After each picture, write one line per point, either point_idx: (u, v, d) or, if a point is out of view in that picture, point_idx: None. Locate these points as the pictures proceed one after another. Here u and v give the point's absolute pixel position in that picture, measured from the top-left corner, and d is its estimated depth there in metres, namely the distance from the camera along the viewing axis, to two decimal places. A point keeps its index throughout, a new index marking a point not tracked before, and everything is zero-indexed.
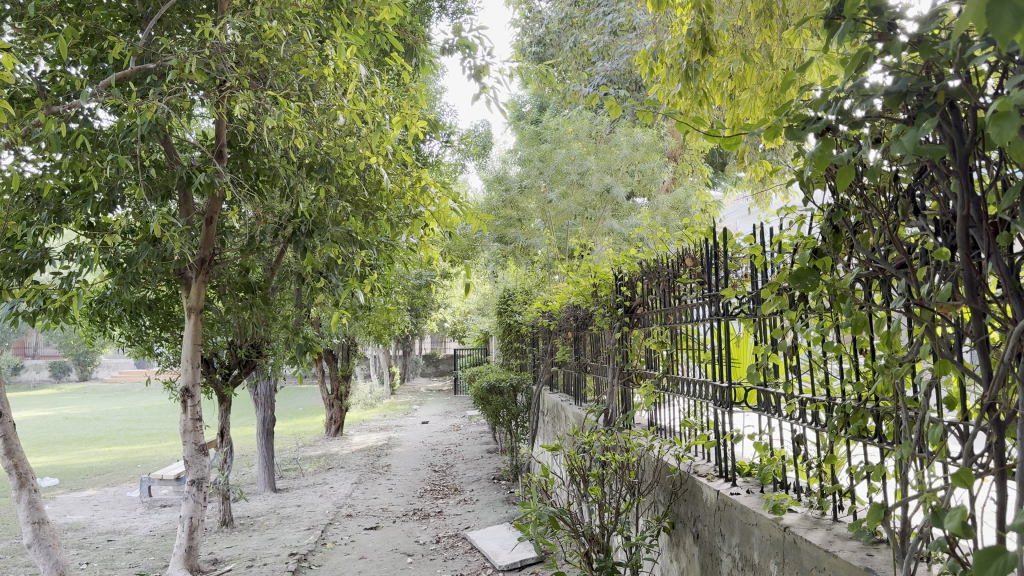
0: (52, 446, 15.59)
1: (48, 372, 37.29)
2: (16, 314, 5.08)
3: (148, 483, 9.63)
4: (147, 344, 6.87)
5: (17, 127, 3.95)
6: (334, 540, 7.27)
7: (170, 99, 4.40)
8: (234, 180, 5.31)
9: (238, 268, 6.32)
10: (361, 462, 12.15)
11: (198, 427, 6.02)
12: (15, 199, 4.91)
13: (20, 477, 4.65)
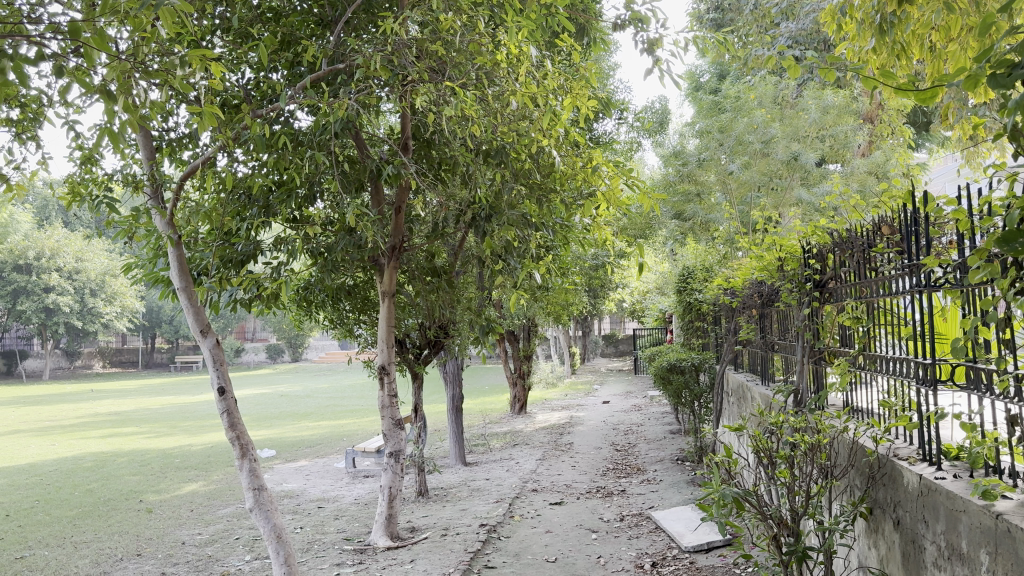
0: (270, 421, 17.24)
1: (263, 355, 41.42)
2: (236, 301, 5.70)
3: (352, 454, 10.44)
4: (347, 327, 7.42)
5: (228, 132, 4.40)
6: (522, 513, 7.51)
7: (358, 97, 4.72)
8: (418, 171, 5.59)
9: (425, 254, 6.68)
10: (544, 440, 12.43)
11: (394, 403, 6.42)
12: (230, 197, 5.49)
13: (242, 447, 5.20)
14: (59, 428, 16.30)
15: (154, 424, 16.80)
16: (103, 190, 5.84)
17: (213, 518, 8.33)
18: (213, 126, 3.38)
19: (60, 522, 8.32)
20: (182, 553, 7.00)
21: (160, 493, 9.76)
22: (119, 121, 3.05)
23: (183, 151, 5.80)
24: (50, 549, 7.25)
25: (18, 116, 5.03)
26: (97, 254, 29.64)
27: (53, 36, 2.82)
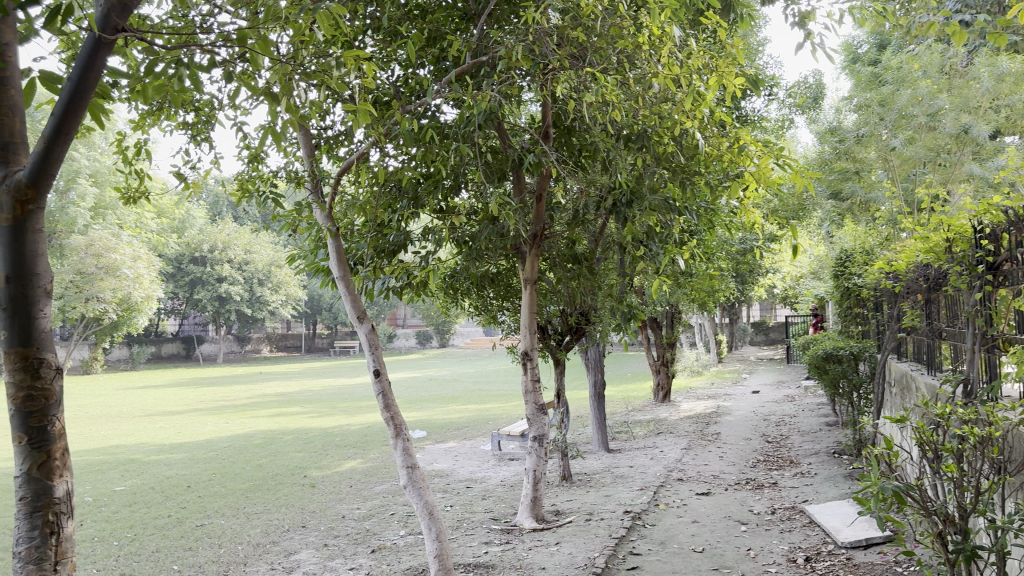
0: (420, 403, 17.96)
1: (413, 341, 43.12)
2: (388, 289, 6.00)
3: (497, 438, 10.70)
4: (492, 314, 7.60)
5: (380, 127, 4.62)
6: (667, 502, 7.43)
7: (501, 88, 4.81)
8: (559, 158, 5.64)
9: (566, 241, 6.72)
10: (690, 429, 12.21)
11: (537, 388, 6.53)
12: (382, 190, 5.76)
13: (395, 427, 5.47)
14: (233, 407, 17.74)
15: (315, 405, 17.93)
16: (268, 187, 6.29)
17: (370, 494, 8.82)
18: (366, 122, 3.56)
19: (235, 493, 9.08)
20: (342, 527, 7.46)
21: (321, 469, 10.43)
22: (282, 120, 3.28)
23: (339, 148, 6.14)
24: (227, 518, 7.94)
25: (195, 120, 5.50)
26: (263, 246, 31.86)
27: (224, 45, 3.06)
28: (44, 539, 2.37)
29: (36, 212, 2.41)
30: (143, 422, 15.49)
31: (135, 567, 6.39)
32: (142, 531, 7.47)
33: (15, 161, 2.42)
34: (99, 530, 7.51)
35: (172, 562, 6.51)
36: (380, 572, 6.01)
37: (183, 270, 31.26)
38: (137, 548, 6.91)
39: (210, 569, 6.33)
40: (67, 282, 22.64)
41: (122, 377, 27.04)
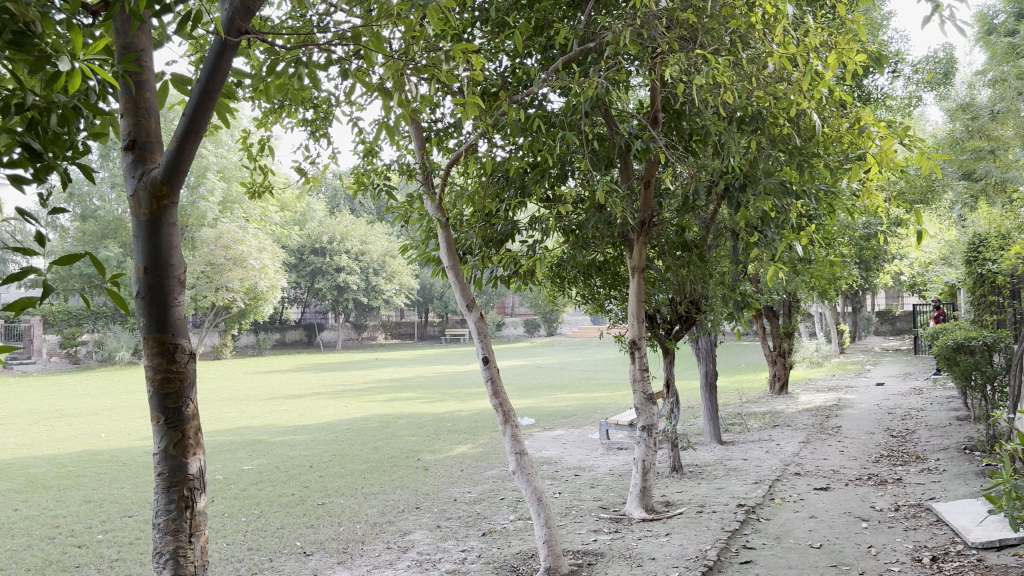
0: (529, 391, 18.12)
1: (522, 329, 43.47)
2: (496, 278, 6.09)
3: (606, 427, 10.67)
4: (599, 302, 7.58)
5: (488, 118, 4.68)
6: (783, 496, 7.19)
7: (609, 74, 4.76)
8: (668, 144, 5.54)
9: (675, 228, 6.60)
10: (807, 422, 11.77)
11: (647, 377, 6.46)
12: (490, 180, 5.83)
13: (504, 414, 5.55)
14: (350, 392, 18.47)
15: (427, 391, 18.42)
16: (382, 179, 6.49)
17: (480, 479, 9.00)
18: (475, 114, 3.62)
19: (353, 474, 9.47)
20: (454, 509, 7.65)
21: (434, 453, 10.72)
22: (394, 115, 3.37)
23: (449, 140, 6.26)
24: (346, 498, 8.29)
25: (313, 117, 5.74)
26: (378, 236, 32.93)
27: (339, 43, 3.18)
28: (179, 513, 2.59)
29: (170, 206, 2.57)
30: (269, 405, 16.36)
31: (262, 541, 6.77)
32: (268, 508, 7.91)
33: (151, 160, 2.59)
34: (230, 506, 8.01)
35: (296, 538, 6.86)
36: (491, 556, 6.13)
37: (304, 260, 32.75)
38: (264, 523, 7.33)
39: (331, 546, 6.63)
40: (200, 273, 24.19)
41: (249, 362, 28.67)
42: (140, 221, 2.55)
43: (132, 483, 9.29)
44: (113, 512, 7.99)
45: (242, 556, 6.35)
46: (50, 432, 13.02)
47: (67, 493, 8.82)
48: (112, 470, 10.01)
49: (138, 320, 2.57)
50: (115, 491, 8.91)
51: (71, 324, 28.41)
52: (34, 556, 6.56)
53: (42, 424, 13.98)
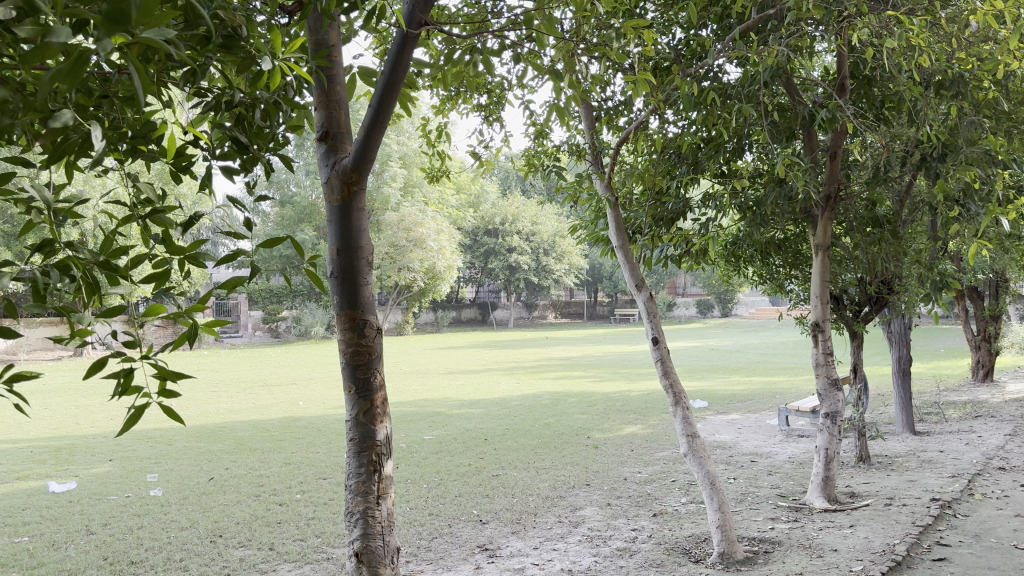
0: (702, 374, 17.72)
1: (695, 309, 42.46)
2: (667, 257, 6.02)
3: (785, 412, 10.22)
4: (779, 283, 7.29)
5: (660, 94, 4.60)
6: (985, 492, 6.59)
7: (790, 41, 4.53)
8: (856, 113, 5.20)
9: (864, 203, 6.17)
10: (1017, 414, 10.66)
11: (830, 361, 6.13)
12: (662, 158, 5.74)
13: (675, 395, 5.49)
14: (523, 370, 18.93)
15: (598, 371, 18.50)
16: (553, 160, 6.57)
17: (651, 460, 8.95)
18: (646, 90, 3.57)
19: (526, 448, 9.73)
20: (625, 489, 7.68)
21: (604, 432, 10.78)
22: (565, 95, 3.41)
23: (620, 118, 6.22)
24: (519, 471, 8.54)
25: (487, 102, 5.91)
26: (549, 217, 33.32)
27: (512, 29, 3.26)
28: (369, 476, 2.81)
29: (359, 192, 2.75)
30: (447, 380, 17.12)
31: (442, 508, 7.15)
32: (447, 477, 8.32)
33: (341, 149, 2.80)
34: (412, 473, 8.51)
35: (472, 506, 7.17)
36: (662, 537, 6.11)
37: (478, 241, 33.83)
38: (443, 491, 7.72)
39: (505, 516, 6.88)
40: (384, 254, 25.67)
41: (428, 338, 30.11)
42: (332, 207, 2.77)
43: (326, 448, 10.11)
44: (310, 474, 8.74)
45: (424, 521, 6.74)
46: (256, 399, 14.41)
47: (272, 455, 9.75)
48: (309, 436, 10.93)
49: (332, 298, 2.80)
50: (311, 454, 9.73)
51: (273, 301, 31.15)
52: (245, 511, 7.33)
53: (250, 391, 15.51)
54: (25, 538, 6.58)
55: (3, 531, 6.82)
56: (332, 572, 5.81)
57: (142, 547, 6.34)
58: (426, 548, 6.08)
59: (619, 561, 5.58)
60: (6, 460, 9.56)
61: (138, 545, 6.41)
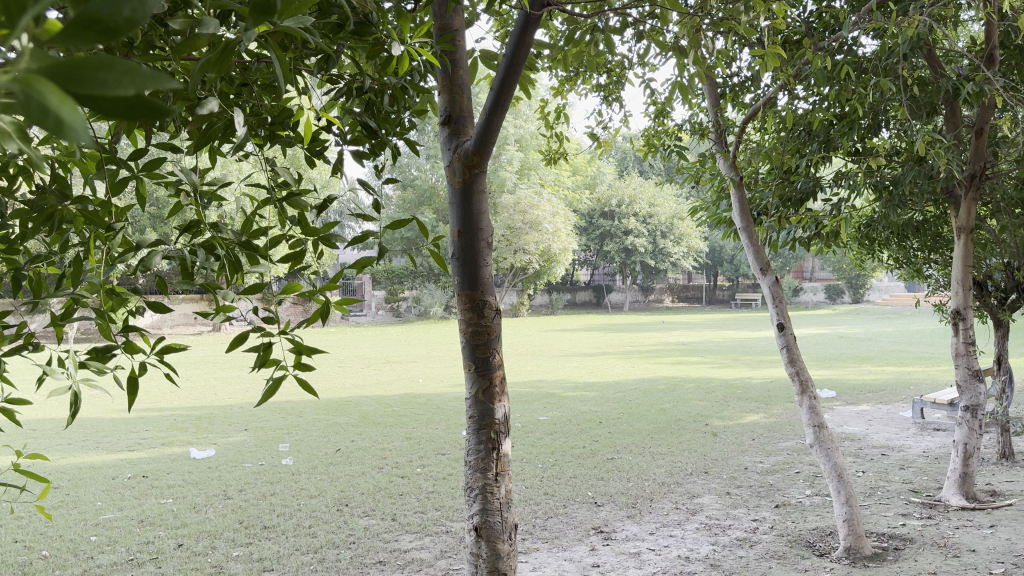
0: (829, 362, 16.96)
1: (823, 294, 40.66)
2: (794, 240, 5.78)
3: (920, 405, 9.64)
4: (916, 267, 6.88)
5: (790, 70, 4.40)
6: None
7: (934, 9, 4.21)
8: (1008, 84, 4.79)
9: (1015, 182, 5.70)
10: None
11: (972, 352, 5.72)
12: (791, 135, 5.50)
13: (802, 384, 5.28)
14: (640, 354, 18.73)
15: (718, 356, 18.05)
16: (674, 140, 6.43)
17: (773, 450, 8.67)
18: (776, 65, 3.42)
19: (642, 433, 9.64)
20: (744, 478, 7.48)
21: (724, 419, 10.52)
22: (690, 73, 3.31)
23: (746, 95, 6.00)
24: (634, 455, 8.48)
25: (607, 81, 5.84)
26: (667, 198, 32.67)
27: (635, 6, 3.19)
28: (487, 453, 2.85)
29: (480, 175, 2.76)
30: (562, 362, 17.18)
31: (557, 488, 7.21)
32: (562, 458, 8.37)
33: (464, 132, 2.83)
34: (528, 452, 8.61)
35: (588, 488, 7.19)
36: (784, 528, 5.92)
37: (594, 224, 33.65)
38: (558, 472, 7.77)
39: (621, 499, 6.85)
40: (501, 236, 25.97)
41: (543, 320, 30.29)
42: (455, 189, 2.81)
43: (444, 425, 10.38)
44: (430, 449, 9.01)
45: (539, 500, 6.82)
46: (379, 375, 14.96)
47: (393, 429, 10.12)
48: (428, 412, 11.26)
49: (454, 279, 2.85)
50: (430, 430, 10.02)
51: (395, 281, 32.21)
52: (368, 482, 7.65)
53: (373, 368, 16.11)
54: (171, 500, 7.13)
55: (153, 491, 7.41)
56: (450, 545, 5.98)
57: (274, 512, 6.75)
58: (541, 527, 6.15)
59: (739, 552, 5.46)
60: (155, 426, 10.38)
61: (271, 510, 6.82)
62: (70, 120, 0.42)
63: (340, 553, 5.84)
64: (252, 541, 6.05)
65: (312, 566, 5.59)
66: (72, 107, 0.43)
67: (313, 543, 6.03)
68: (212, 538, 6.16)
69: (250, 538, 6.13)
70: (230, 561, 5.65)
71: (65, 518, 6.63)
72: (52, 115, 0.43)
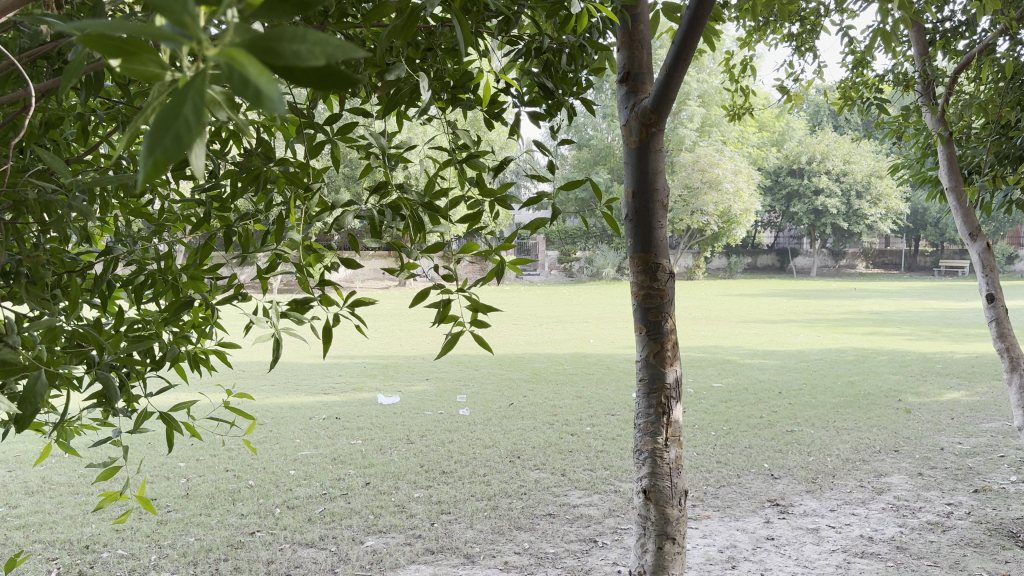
0: None
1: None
2: (1010, 202, 5.19)
3: None
4: None
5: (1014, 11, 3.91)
6: None
7: None
8: None
9: None
10: None
11: None
12: (1013, 85, 4.90)
13: (1011, 361, 4.78)
14: (825, 322, 17.71)
15: (915, 327, 16.68)
16: (873, 92, 5.94)
17: (976, 430, 7.94)
18: (995, 7, 3.04)
19: (825, 406, 9.16)
20: (940, 459, 6.92)
21: (919, 396, 9.75)
22: (893, 19, 3.02)
23: (959, 41, 5.42)
24: (816, 428, 8.09)
25: (799, 31, 5.48)
26: (863, 155, 30.31)
27: None
28: (657, 417, 2.83)
29: (657, 133, 2.70)
30: (741, 327, 16.62)
31: (730, 456, 7.04)
32: (737, 426, 8.13)
33: (642, 90, 2.76)
34: (701, 419, 8.46)
35: (764, 459, 6.96)
36: (983, 515, 5.43)
37: (780, 183, 31.98)
38: (732, 441, 7.57)
39: (799, 473, 6.57)
40: (678, 196, 25.41)
41: (720, 283, 29.35)
42: (630, 148, 2.76)
43: (615, 385, 10.42)
44: (600, 409, 9.08)
45: (711, 468, 6.70)
46: (552, 334, 15.22)
47: (565, 387, 10.29)
48: (600, 372, 11.33)
49: (626, 241, 2.83)
50: (601, 390, 10.09)
51: (569, 242, 32.46)
52: (540, 437, 7.86)
53: (546, 326, 16.41)
54: (359, 441, 7.71)
55: (344, 433, 8.04)
56: (618, 504, 6.03)
57: (452, 459, 7.11)
58: (713, 494, 6.05)
59: (928, 536, 5.09)
60: (346, 373, 11.21)
61: (449, 457, 7.20)
62: (268, 88, 0.46)
63: (512, 502, 6.06)
64: (431, 485, 6.43)
65: (485, 512, 5.85)
66: (268, 76, 0.47)
67: (487, 491, 6.30)
68: (395, 479, 6.60)
69: (429, 482, 6.51)
70: (411, 502, 6.04)
71: (269, 452, 7.36)
72: (252, 86, 0.47)
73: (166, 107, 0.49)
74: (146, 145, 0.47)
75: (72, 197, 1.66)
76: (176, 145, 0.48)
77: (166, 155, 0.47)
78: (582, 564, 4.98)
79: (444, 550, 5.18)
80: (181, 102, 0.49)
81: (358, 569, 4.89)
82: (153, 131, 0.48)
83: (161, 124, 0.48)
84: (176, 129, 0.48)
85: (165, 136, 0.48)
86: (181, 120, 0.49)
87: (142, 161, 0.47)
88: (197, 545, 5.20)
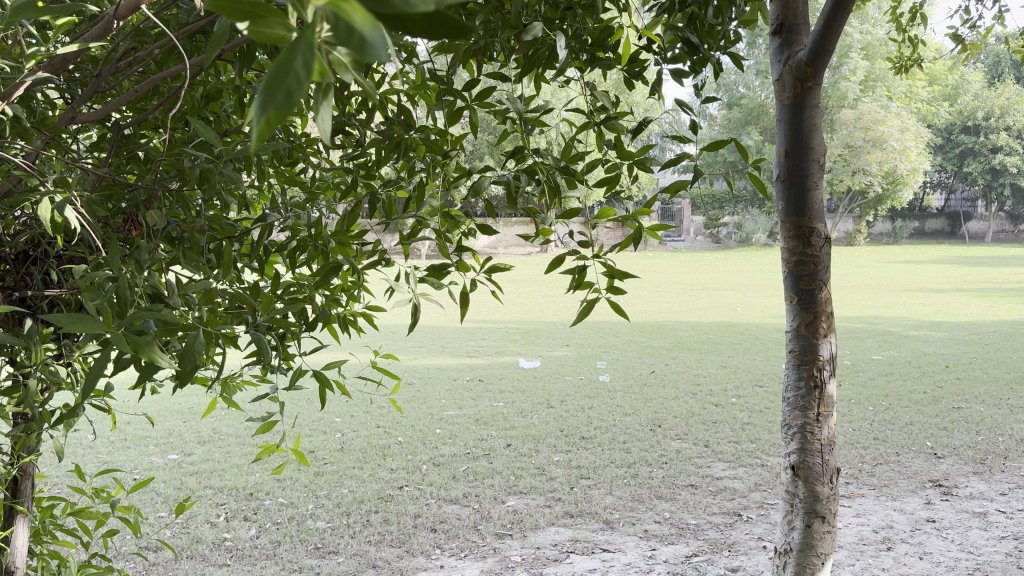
0: None
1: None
2: None
3: None
4: None
5: None
6: None
7: None
8: None
9: None
10: None
11: None
12: None
13: None
14: (1002, 291, 16.18)
15: None
16: None
17: None
18: None
19: (999, 382, 8.39)
20: None
21: None
22: None
23: None
24: (988, 406, 7.42)
25: None
26: None
27: None
28: (809, 391, 2.65)
29: (814, 89, 2.49)
30: (904, 296, 15.49)
31: (889, 433, 6.59)
32: (898, 402, 7.60)
33: (797, 42, 2.54)
34: (857, 393, 7.98)
35: (926, 437, 6.46)
36: None
37: (953, 139, 29.40)
38: (892, 417, 7.09)
39: (967, 453, 6.05)
40: (838, 156, 23.98)
41: (882, 249, 27.45)
42: (784, 105, 2.56)
43: (763, 355, 10.02)
44: (746, 380, 8.77)
45: (868, 444, 6.30)
46: (696, 302, 14.83)
47: (708, 356, 10.02)
48: (747, 342, 10.92)
49: (778, 204, 2.64)
50: (747, 361, 9.73)
51: (716, 206, 31.47)
52: (682, 406, 7.69)
53: (690, 294, 16.01)
54: (501, 404, 7.85)
55: (487, 395, 8.21)
56: (766, 478, 5.80)
57: (592, 425, 7.09)
58: (869, 472, 5.69)
59: None
60: (489, 336, 11.44)
61: (588, 422, 7.19)
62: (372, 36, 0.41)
63: (653, 471, 5.97)
64: (571, 449, 6.46)
65: (625, 479, 5.80)
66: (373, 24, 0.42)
67: (627, 458, 6.24)
68: (535, 442, 6.67)
69: (569, 446, 6.53)
70: (551, 465, 6.08)
71: (416, 411, 7.63)
72: (358, 35, 0.42)
73: (278, 62, 0.45)
74: (257, 100, 0.43)
75: (223, 166, 1.72)
76: (287, 101, 0.44)
77: (278, 111, 0.44)
78: (725, 537, 4.84)
79: (583, 514, 5.18)
80: (290, 57, 0.45)
81: (499, 528, 4.99)
82: (264, 88, 0.44)
83: (272, 78, 0.44)
84: (286, 85, 0.44)
85: (276, 92, 0.44)
86: (291, 75, 0.44)
87: (253, 118, 0.43)
88: (350, 497, 5.49)
